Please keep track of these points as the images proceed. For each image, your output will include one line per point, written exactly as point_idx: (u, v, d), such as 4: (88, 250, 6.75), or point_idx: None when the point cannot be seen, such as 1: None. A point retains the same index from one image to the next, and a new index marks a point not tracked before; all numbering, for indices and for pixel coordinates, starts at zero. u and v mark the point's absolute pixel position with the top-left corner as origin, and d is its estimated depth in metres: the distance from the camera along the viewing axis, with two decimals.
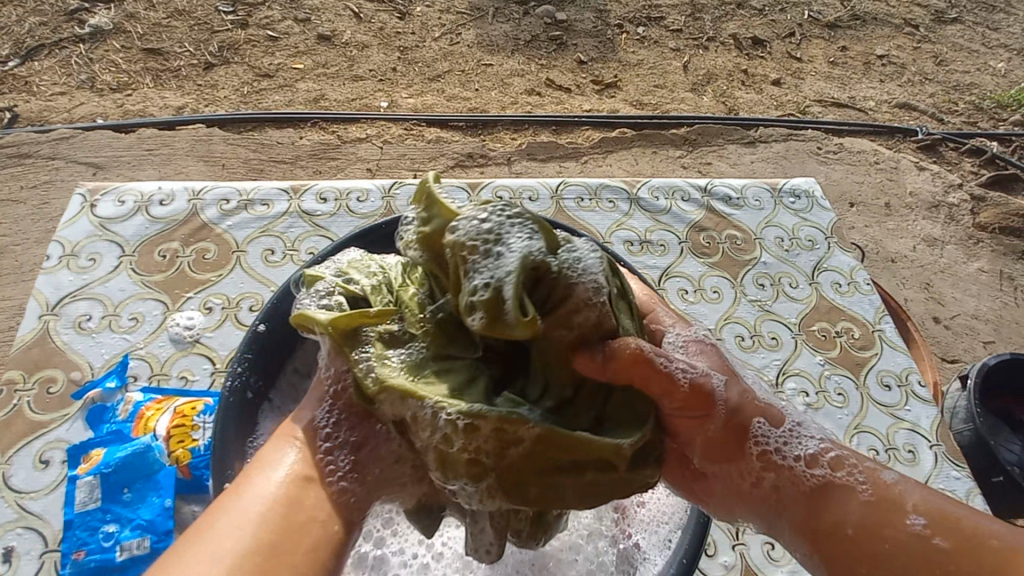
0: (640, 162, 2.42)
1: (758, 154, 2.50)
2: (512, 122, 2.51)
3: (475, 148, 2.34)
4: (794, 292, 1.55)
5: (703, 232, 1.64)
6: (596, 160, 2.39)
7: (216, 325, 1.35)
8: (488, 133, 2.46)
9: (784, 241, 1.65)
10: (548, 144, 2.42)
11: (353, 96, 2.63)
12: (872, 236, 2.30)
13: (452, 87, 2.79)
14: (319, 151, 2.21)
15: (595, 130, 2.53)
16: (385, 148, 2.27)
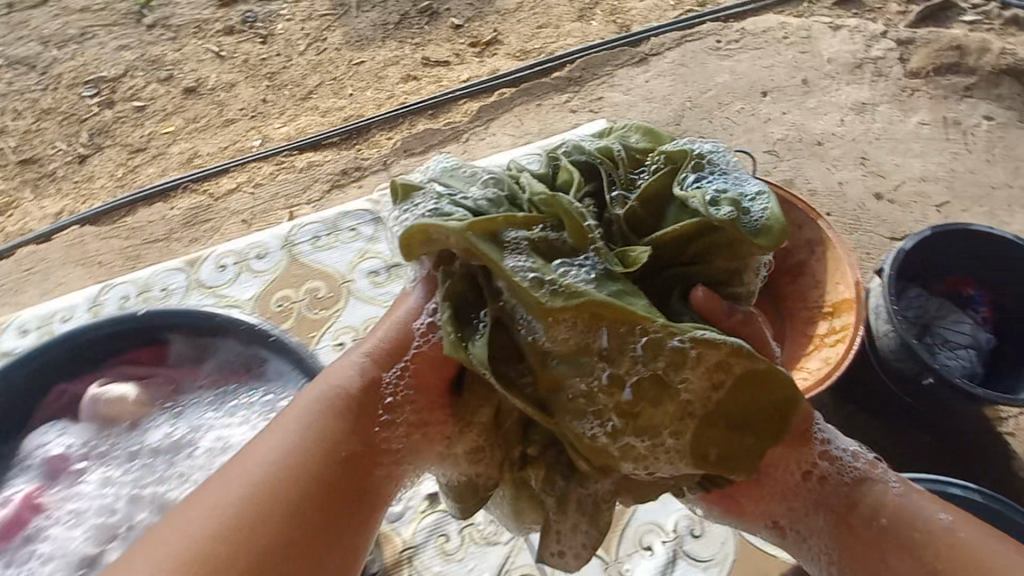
0: (525, 121, 2.22)
1: (651, 72, 2.26)
2: (385, 121, 2.34)
3: (349, 162, 2.21)
4: None
5: None
6: (477, 134, 2.22)
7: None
8: (364, 140, 2.30)
9: None
10: (425, 133, 2.26)
11: (226, 144, 2.51)
12: (792, 122, 2.06)
13: (325, 101, 2.62)
14: (192, 217, 2.13)
15: (473, 100, 2.32)
16: (257, 192, 2.16)
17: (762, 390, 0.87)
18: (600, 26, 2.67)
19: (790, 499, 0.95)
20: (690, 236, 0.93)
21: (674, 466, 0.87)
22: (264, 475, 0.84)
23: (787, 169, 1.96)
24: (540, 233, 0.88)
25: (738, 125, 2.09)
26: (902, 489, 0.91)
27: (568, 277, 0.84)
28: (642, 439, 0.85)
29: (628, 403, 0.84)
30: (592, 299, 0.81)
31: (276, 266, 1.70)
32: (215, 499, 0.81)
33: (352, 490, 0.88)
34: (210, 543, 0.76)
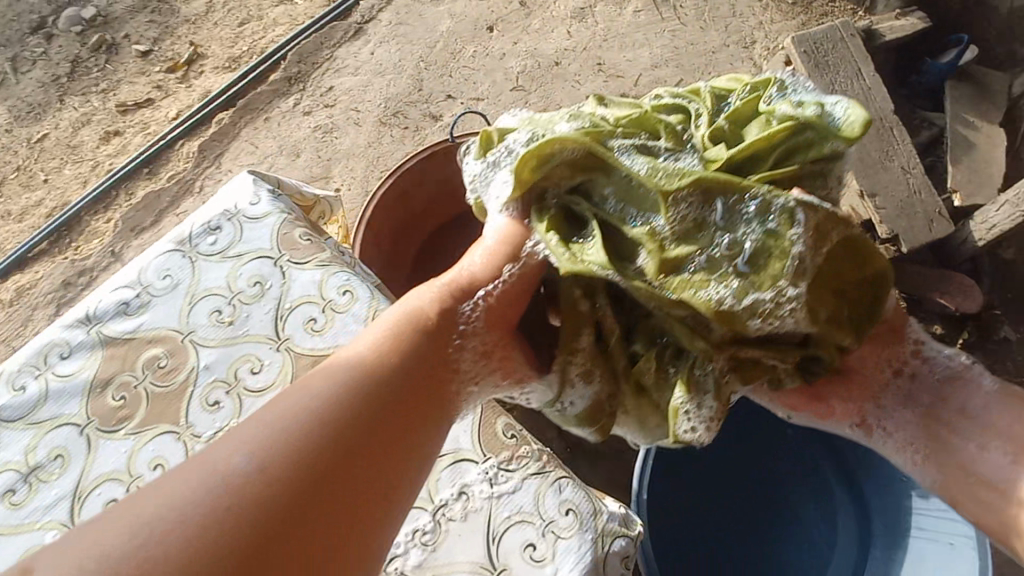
0: (259, 144, 1.96)
1: (372, 41, 2.06)
2: (93, 202, 1.91)
3: (70, 269, 1.83)
4: (253, 388, 0.84)
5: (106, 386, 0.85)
6: (212, 179, 1.93)
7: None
8: (81, 234, 1.89)
9: (223, 316, 0.89)
10: (148, 199, 1.91)
11: None
12: (525, 50, 2.00)
13: (17, 200, 2.12)
14: None
15: (191, 140, 1.98)
16: None
17: (856, 261, 0.87)
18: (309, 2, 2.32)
19: (880, 395, 0.97)
20: (784, 137, 0.87)
21: (795, 322, 0.81)
22: (270, 438, 0.63)
23: (537, 101, 1.93)
24: (641, 139, 0.90)
25: (476, 70, 1.99)
26: (996, 389, 0.90)
27: (669, 164, 0.84)
28: (764, 296, 0.79)
29: (745, 269, 0.79)
30: (704, 175, 0.80)
31: None
32: (197, 475, 0.59)
33: (393, 425, 0.70)
34: (179, 556, 0.54)
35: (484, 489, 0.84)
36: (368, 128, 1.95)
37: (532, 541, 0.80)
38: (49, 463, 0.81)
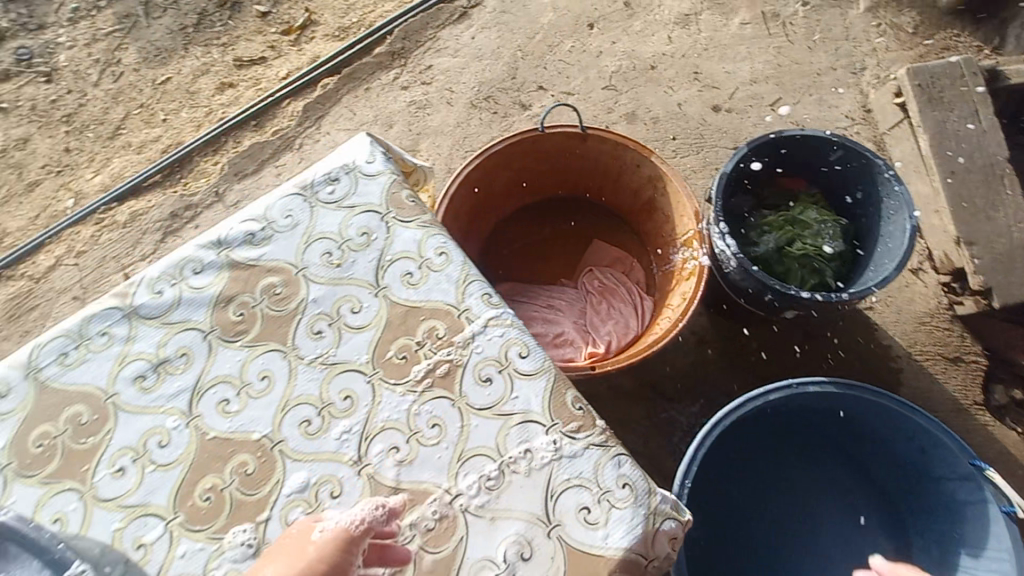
0: (357, 111, 2.08)
1: (475, 26, 2.13)
2: (205, 144, 2.09)
3: (177, 202, 2.00)
4: (354, 326, 0.78)
5: (229, 302, 0.81)
6: (311, 137, 2.06)
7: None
8: (191, 171, 2.07)
9: (333, 258, 0.82)
10: (252, 149, 2.07)
11: (38, 212, 2.22)
12: (623, 50, 2.01)
13: (138, 134, 2.33)
14: (14, 309, 1.90)
15: (296, 99, 2.12)
16: (81, 261, 1.94)
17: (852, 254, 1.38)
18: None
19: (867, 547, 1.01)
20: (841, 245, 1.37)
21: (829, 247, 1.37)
22: None
23: (627, 102, 1.94)
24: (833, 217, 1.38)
25: (570, 64, 2.02)
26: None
27: (840, 187, 1.42)
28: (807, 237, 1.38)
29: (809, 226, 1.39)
30: (845, 195, 1.42)
31: None
32: None
33: None
34: None
35: (549, 443, 0.71)
36: (459, 109, 2.03)
37: (593, 509, 0.68)
38: (175, 359, 0.78)
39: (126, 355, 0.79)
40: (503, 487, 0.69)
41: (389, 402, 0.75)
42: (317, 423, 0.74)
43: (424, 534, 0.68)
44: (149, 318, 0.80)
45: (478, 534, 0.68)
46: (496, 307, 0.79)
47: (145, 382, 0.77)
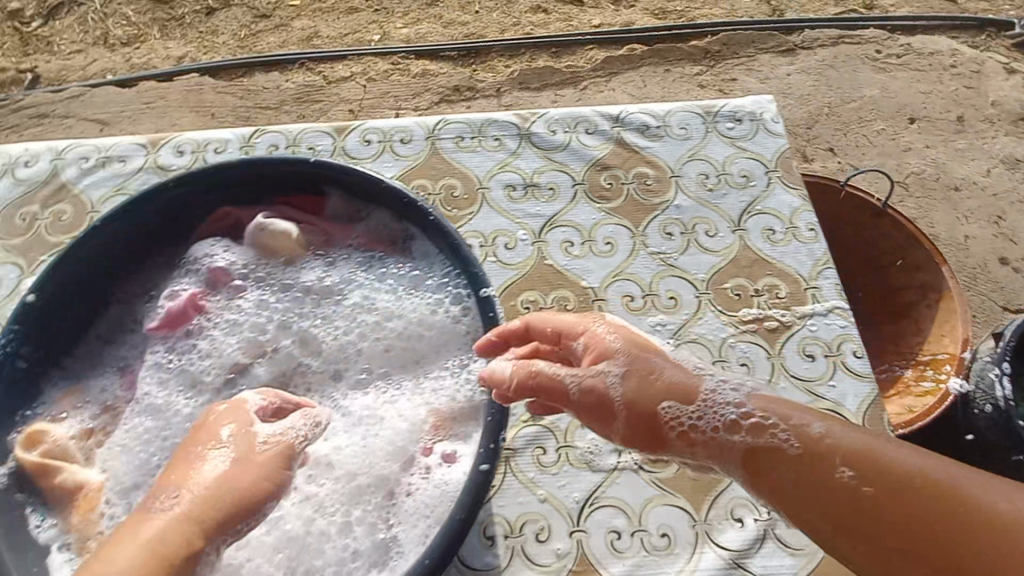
0: (649, 83, 2.11)
1: (796, 65, 2.09)
2: (507, 48, 2.24)
3: (461, 80, 2.16)
4: (705, 246, 0.82)
5: (604, 169, 0.87)
6: (596, 85, 2.12)
7: (7, 295, 0.80)
8: (482, 62, 2.22)
9: (709, 180, 0.86)
10: (544, 70, 2.17)
11: (346, 32, 2.47)
12: (933, 158, 1.91)
13: (451, 13, 2.47)
14: (302, 93, 2.16)
15: (600, 49, 2.21)
16: (368, 85, 2.16)
17: None
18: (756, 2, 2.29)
19: None
20: None
21: None
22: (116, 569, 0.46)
23: (913, 207, 1.83)
24: None
25: (873, 145, 1.94)
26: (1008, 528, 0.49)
27: None
28: None
29: None
30: None
31: None
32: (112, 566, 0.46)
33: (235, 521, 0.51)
34: None
35: None
36: None
37: None
38: (543, 188, 0.86)
39: (507, 163, 0.87)
40: None
41: (710, 323, 0.78)
42: (639, 304, 0.79)
43: None
44: (537, 146, 0.88)
45: None
46: (840, 303, 0.79)
47: (513, 192, 0.86)
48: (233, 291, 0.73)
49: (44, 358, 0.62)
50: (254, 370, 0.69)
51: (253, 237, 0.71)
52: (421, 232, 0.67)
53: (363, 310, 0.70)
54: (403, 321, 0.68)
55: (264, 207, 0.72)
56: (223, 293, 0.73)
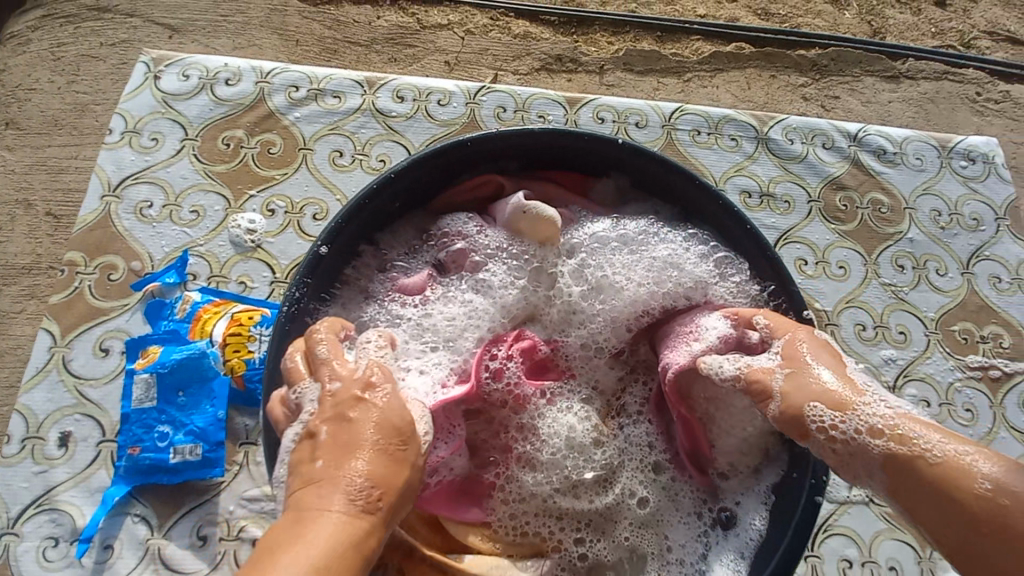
0: (753, 87, 1.58)
1: (898, 94, 1.66)
2: (611, 21, 1.62)
3: (565, 48, 1.52)
4: (937, 286, 0.81)
5: (840, 189, 0.85)
6: (700, 80, 1.55)
7: (214, 229, 0.72)
8: (582, 32, 1.59)
9: (941, 218, 0.85)
10: (652, 53, 1.57)
11: None
12: None
13: None
14: (395, 34, 1.44)
15: (706, 42, 1.64)
16: (467, 39, 1.47)
17: None
18: (856, 17, 1.81)
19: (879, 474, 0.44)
20: None
21: None
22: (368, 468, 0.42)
23: None
24: None
25: None
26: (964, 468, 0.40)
27: None
28: None
29: None
30: None
31: (451, 134, 0.81)
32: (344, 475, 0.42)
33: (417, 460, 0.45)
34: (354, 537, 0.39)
35: None
36: None
37: None
38: (780, 200, 0.83)
39: (744, 166, 0.84)
40: None
41: (939, 364, 0.78)
42: (870, 334, 0.78)
43: None
44: (774, 153, 0.86)
45: None
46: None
47: (749, 200, 0.82)
48: (472, 268, 0.62)
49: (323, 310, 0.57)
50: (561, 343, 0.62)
51: (510, 214, 0.62)
52: (714, 224, 0.63)
53: (669, 269, 0.61)
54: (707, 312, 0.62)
55: (532, 182, 0.66)
56: (462, 272, 0.63)
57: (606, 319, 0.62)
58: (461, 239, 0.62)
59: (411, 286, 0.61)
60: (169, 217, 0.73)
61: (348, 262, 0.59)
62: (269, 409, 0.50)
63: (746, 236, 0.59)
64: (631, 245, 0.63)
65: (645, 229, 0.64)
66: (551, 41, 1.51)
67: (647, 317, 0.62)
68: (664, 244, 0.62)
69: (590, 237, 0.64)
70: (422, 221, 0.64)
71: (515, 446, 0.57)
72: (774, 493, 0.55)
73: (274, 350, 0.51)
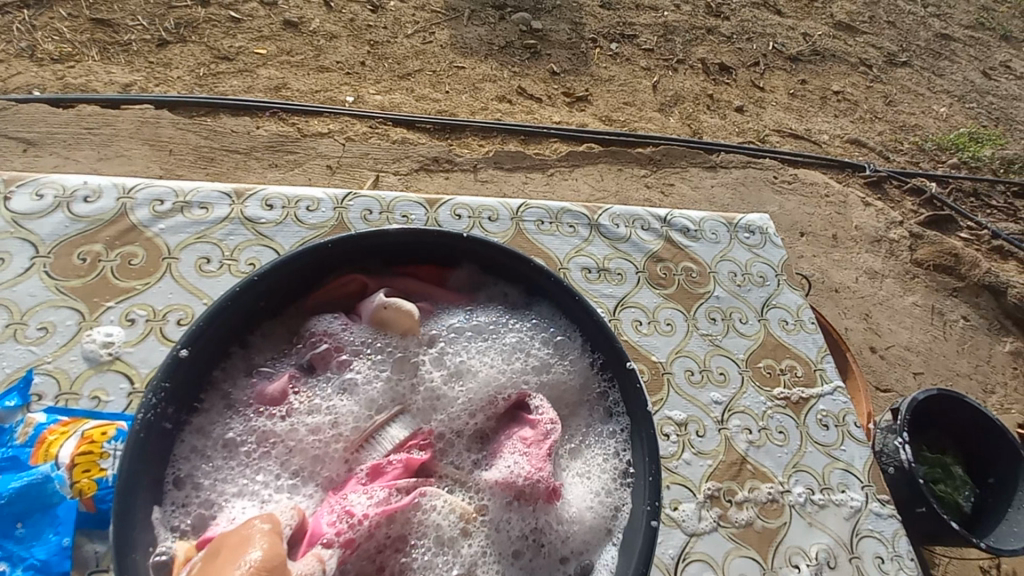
0: (605, 178, 1.87)
1: (717, 179, 2.05)
2: (480, 128, 1.85)
3: (441, 151, 1.71)
4: (741, 331, 1.00)
5: (659, 261, 1.04)
6: (560, 175, 1.81)
7: (65, 345, 0.71)
8: (455, 137, 1.79)
9: (738, 277, 1.07)
10: (516, 153, 1.80)
11: (317, 88, 1.76)
12: (862, 266, 2.07)
13: (422, 87, 1.91)
14: (276, 142, 1.54)
15: (562, 143, 1.93)
16: (348, 146, 1.60)
17: None
18: (678, 121, 2.24)
19: None
20: None
21: None
22: None
23: None
24: None
25: None
26: None
27: None
28: None
29: None
30: None
31: (320, 236, 0.88)
32: None
33: None
34: None
35: (861, 494, 0.91)
36: None
37: (882, 559, 0.86)
38: (613, 273, 0.99)
39: (582, 248, 1.00)
40: (821, 503, 0.88)
41: (753, 397, 0.94)
42: (698, 377, 0.93)
43: (761, 503, 0.85)
44: (605, 236, 1.03)
45: (798, 526, 0.85)
46: (840, 384, 1.01)
47: (589, 275, 0.98)
48: (339, 367, 0.67)
49: (186, 415, 0.57)
50: (432, 425, 0.66)
51: (373, 311, 0.69)
52: (552, 300, 0.73)
53: (518, 353, 0.72)
54: (550, 380, 0.72)
55: (395, 280, 0.74)
56: (329, 370, 0.67)
57: (467, 401, 0.68)
58: (328, 339, 0.68)
59: (273, 393, 0.63)
60: (13, 337, 0.70)
61: (213, 365, 0.60)
62: (121, 525, 0.48)
63: (577, 315, 0.71)
64: (484, 334, 0.73)
65: (495, 321, 0.74)
66: (427, 146, 1.69)
67: (504, 401, 0.69)
68: (512, 332, 0.74)
69: (448, 331, 0.73)
70: (290, 324, 0.68)
71: (383, 562, 0.56)
72: (622, 533, 0.62)
73: (126, 464, 0.50)
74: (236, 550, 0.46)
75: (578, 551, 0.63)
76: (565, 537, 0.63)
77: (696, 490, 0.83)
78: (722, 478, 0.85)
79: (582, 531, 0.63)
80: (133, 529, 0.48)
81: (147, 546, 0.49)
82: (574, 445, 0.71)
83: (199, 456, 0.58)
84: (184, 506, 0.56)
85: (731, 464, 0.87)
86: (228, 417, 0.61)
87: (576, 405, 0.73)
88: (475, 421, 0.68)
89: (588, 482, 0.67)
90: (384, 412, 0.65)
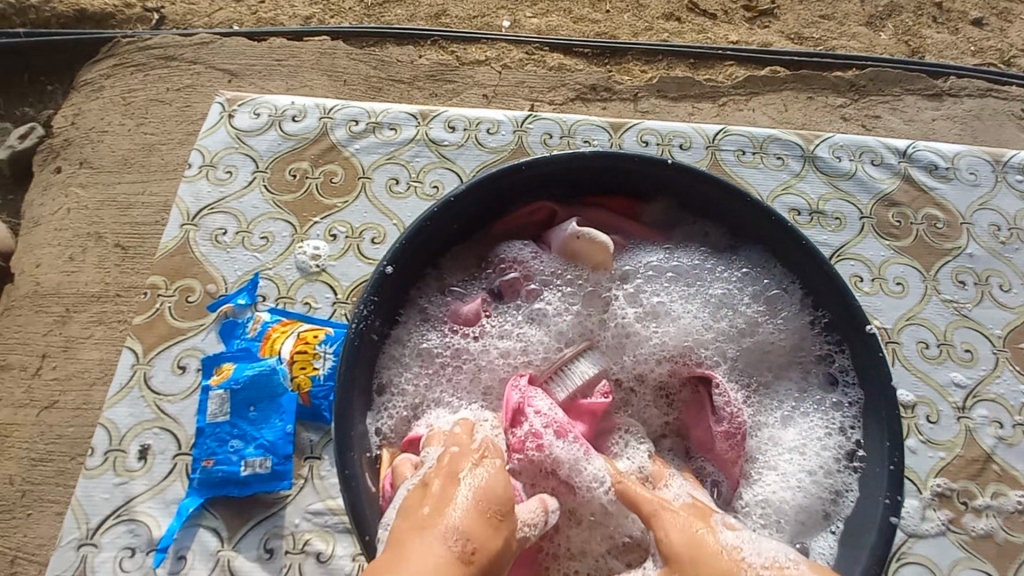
0: (791, 110, 1.57)
1: (943, 111, 1.58)
2: (644, 51, 1.65)
3: (597, 79, 1.53)
4: (1000, 302, 0.79)
5: (892, 206, 0.84)
6: (736, 104, 1.51)
7: (281, 254, 0.77)
8: (615, 63, 1.62)
9: (1001, 233, 0.83)
10: (684, 80, 1.58)
11: (474, 14, 1.70)
12: None
13: (581, 8, 1.75)
14: (435, 72, 1.50)
15: (741, 67, 1.65)
16: (504, 73, 1.51)
17: None
18: (893, 37, 1.78)
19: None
20: None
21: None
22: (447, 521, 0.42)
23: None
24: None
25: None
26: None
27: None
28: None
29: None
30: None
31: (500, 161, 0.84)
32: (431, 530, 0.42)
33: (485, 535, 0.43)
34: None
35: None
36: None
37: None
38: (830, 217, 0.82)
39: (791, 185, 0.84)
40: None
41: (1010, 384, 0.74)
42: (934, 352, 0.75)
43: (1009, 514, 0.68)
44: (822, 172, 0.85)
45: None
46: None
47: (799, 217, 0.82)
48: (528, 296, 0.64)
49: (390, 331, 0.58)
50: (621, 368, 0.61)
51: (564, 241, 0.64)
52: (768, 247, 0.62)
53: (724, 308, 0.63)
54: (757, 340, 0.62)
55: (584, 210, 0.67)
56: (518, 299, 0.65)
57: (660, 344, 0.61)
58: (517, 267, 0.65)
59: (467, 315, 0.62)
60: (242, 243, 0.78)
61: (411, 284, 0.61)
62: (340, 427, 0.51)
63: (801, 270, 0.59)
64: (686, 279, 0.65)
65: (697, 264, 0.65)
66: (585, 73, 1.51)
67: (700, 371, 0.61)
68: (718, 282, 0.64)
69: (644, 269, 0.65)
70: (479, 248, 0.67)
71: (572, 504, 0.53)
72: (845, 521, 0.53)
73: (343, 370, 0.53)
74: (451, 478, 0.47)
75: (786, 533, 0.55)
76: (770, 513, 0.56)
77: (921, 485, 0.69)
78: (958, 476, 0.69)
79: (791, 510, 0.55)
80: (350, 430, 0.51)
81: (361, 447, 0.52)
82: (784, 413, 0.61)
83: (400, 369, 0.60)
84: (387, 413, 0.59)
85: (971, 460, 0.70)
86: (425, 337, 0.62)
87: (786, 370, 0.62)
88: (667, 371, 0.61)
89: (800, 459, 0.58)
90: (574, 346, 0.62)
